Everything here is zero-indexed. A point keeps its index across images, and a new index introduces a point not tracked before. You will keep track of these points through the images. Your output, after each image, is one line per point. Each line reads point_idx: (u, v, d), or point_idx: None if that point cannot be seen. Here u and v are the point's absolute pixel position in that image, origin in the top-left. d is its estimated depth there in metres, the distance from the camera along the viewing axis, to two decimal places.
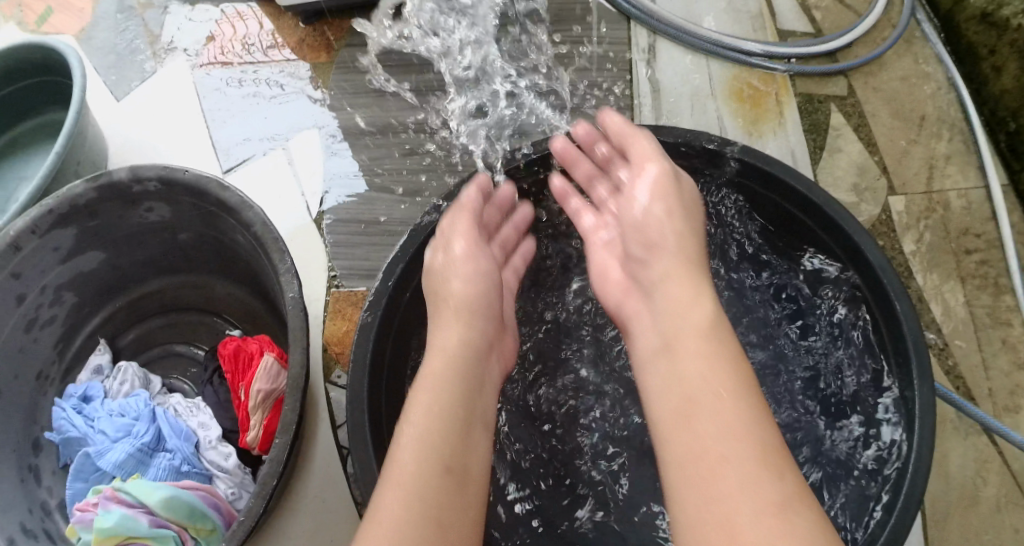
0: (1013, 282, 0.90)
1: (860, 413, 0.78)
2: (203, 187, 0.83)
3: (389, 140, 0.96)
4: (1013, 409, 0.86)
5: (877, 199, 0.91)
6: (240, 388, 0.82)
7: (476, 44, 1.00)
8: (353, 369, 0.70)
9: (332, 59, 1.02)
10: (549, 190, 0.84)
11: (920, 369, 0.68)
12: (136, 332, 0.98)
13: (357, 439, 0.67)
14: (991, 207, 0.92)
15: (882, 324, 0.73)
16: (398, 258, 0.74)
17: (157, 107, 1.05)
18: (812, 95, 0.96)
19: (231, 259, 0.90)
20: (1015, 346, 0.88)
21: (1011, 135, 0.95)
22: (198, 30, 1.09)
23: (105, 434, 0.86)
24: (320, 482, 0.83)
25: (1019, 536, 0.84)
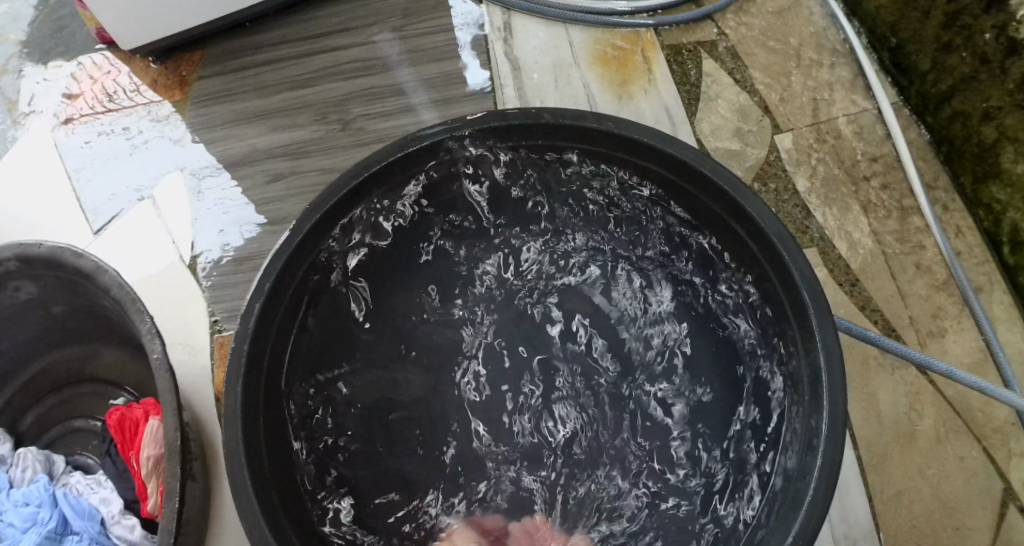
0: (918, 203, 0.86)
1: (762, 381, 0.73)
2: (61, 258, 0.79)
3: (254, 169, 0.92)
4: (937, 334, 0.82)
5: (763, 141, 0.87)
6: (131, 457, 0.79)
7: (331, 54, 0.96)
8: (224, 424, 0.66)
9: (187, 95, 0.98)
10: (407, 190, 0.79)
11: (817, 315, 0.65)
12: (35, 414, 0.94)
13: (239, 493, 0.64)
14: (885, 128, 0.88)
15: (769, 270, 0.70)
16: (253, 296, 0.70)
17: (24, 177, 1.01)
18: (682, 44, 0.91)
19: (109, 322, 0.87)
20: (930, 269, 0.84)
21: (894, 51, 0.91)
22: (56, 88, 1.05)
23: (12, 526, 0.80)
24: (232, 537, 0.80)
25: (963, 465, 0.80)
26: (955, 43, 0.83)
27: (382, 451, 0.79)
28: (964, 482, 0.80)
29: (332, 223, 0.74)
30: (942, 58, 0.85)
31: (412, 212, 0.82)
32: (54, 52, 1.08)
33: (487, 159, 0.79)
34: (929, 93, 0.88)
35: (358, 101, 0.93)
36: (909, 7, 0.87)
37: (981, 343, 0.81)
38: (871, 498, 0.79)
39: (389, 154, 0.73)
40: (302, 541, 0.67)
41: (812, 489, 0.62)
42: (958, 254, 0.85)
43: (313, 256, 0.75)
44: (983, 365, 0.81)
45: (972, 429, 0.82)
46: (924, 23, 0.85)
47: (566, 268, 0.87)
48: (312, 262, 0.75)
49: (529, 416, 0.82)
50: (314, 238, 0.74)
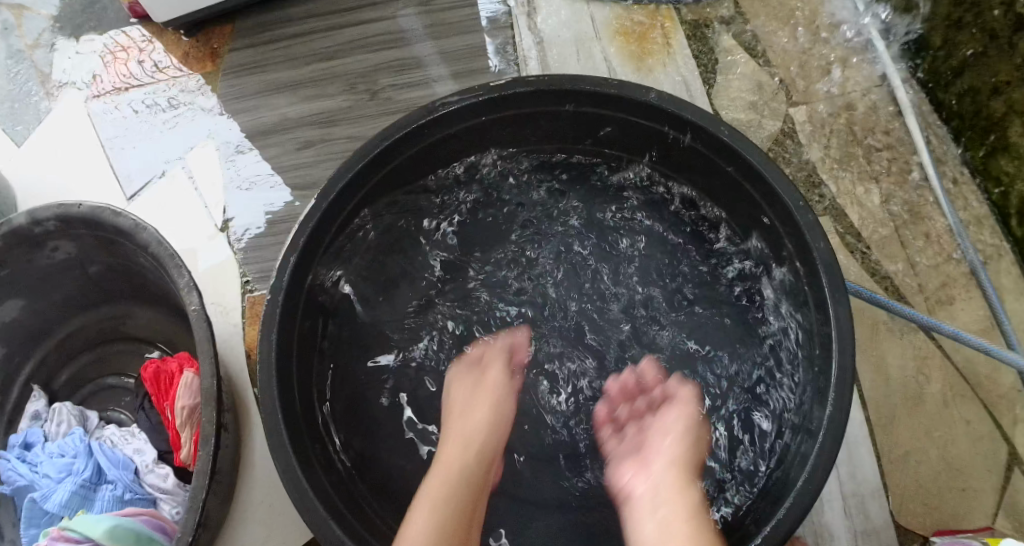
0: (928, 176, 0.88)
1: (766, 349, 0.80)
2: (100, 217, 0.82)
3: (284, 137, 0.96)
4: (945, 302, 0.85)
5: (776, 113, 0.90)
6: (165, 408, 0.81)
7: (358, 28, 0.99)
8: (261, 371, 0.69)
9: (219, 67, 1.02)
10: (432, 154, 0.81)
11: (830, 276, 0.67)
12: (69, 373, 0.97)
13: (273, 437, 0.67)
14: (895, 103, 0.91)
15: (784, 234, 0.73)
16: (288, 251, 0.72)
17: (59, 145, 1.04)
18: (700, 21, 0.94)
19: (143, 282, 0.90)
20: (939, 239, 0.87)
21: (906, 29, 0.94)
22: (89, 62, 1.08)
23: (49, 476, 0.84)
24: (262, 487, 0.83)
25: (969, 428, 0.83)
26: (966, 20, 0.85)
27: (395, 406, 0.81)
28: (970, 445, 0.82)
29: (362, 186, 0.77)
30: (953, 35, 0.88)
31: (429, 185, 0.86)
32: (86, 26, 1.11)
33: (513, 123, 0.81)
34: (940, 70, 0.91)
35: (385, 72, 0.96)
36: None
37: (987, 311, 0.84)
38: (880, 458, 0.81)
39: (419, 119, 0.76)
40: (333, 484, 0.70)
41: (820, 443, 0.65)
42: (966, 225, 0.88)
43: (344, 216, 0.77)
44: (989, 332, 0.84)
45: (979, 394, 0.84)
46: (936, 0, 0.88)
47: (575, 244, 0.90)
48: (343, 222, 0.77)
49: (546, 380, 0.85)
50: (347, 198, 0.76)
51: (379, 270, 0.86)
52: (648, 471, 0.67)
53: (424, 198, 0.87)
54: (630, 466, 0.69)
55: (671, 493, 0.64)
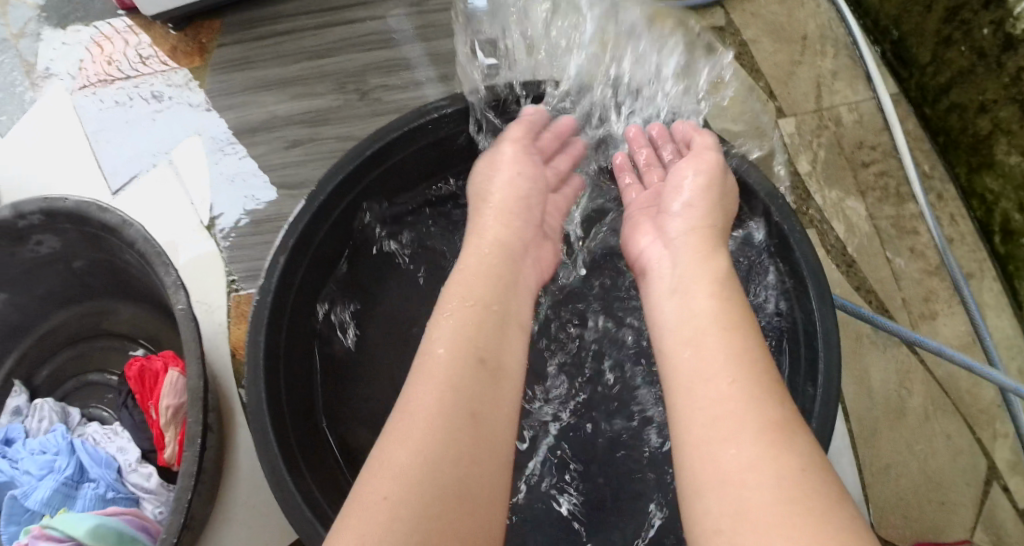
0: (913, 191, 0.89)
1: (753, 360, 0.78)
2: (86, 212, 0.81)
3: (273, 135, 0.95)
4: (927, 317, 0.87)
5: (767, 124, 0.91)
6: (150, 407, 0.81)
7: (347, 27, 0.98)
8: (247, 372, 0.68)
9: (206, 62, 1.00)
10: (425, 160, 0.82)
11: (817, 289, 0.68)
12: (50, 369, 0.96)
13: (261, 440, 0.66)
14: (882, 118, 0.92)
15: (772, 245, 0.73)
16: (278, 251, 0.72)
17: (43, 136, 1.03)
18: (692, 30, 0.94)
19: (128, 279, 0.89)
20: (923, 254, 0.88)
21: (895, 44, 0.95)
22: (74, 53, 1.07)
23: (30, 473, 0.83)
24: (246, 487, 0.83)
25: (950, 443, 0.84)
26: (955, 38, 0.86)
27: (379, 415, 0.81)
28: (950, 460, 0.84)
29: (352, 188, 0.77)
30: (941, 52, 0.89)
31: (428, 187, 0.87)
32: (72, 16, 1.09)
33: (509, 132, 0.83)
34: (927, 86, 0.92)
35: (375, 73, 0.96)
36: (911, 2, 0.90)
37: (969, 327, 0.86)
38: (861, 470, 0.82)
39: (411, 121, 0.76)
40: (321, 489, 0.70)
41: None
42: (949, 241, 0.90)
43: (334, 219, 0.77)
44: (970, 347, 0.85)
45: (959, 409, 0.86)
46: (925, 17, 0.89)
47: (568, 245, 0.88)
48: (332, 225, 0.77)
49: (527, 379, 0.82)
50: (337, 199, 0.76)
51: (369, 266, 0.86)
52: (670, 242, 0.66)
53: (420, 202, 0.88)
54: (647, 229, 0.70)
55: (688, 264, 0.61)
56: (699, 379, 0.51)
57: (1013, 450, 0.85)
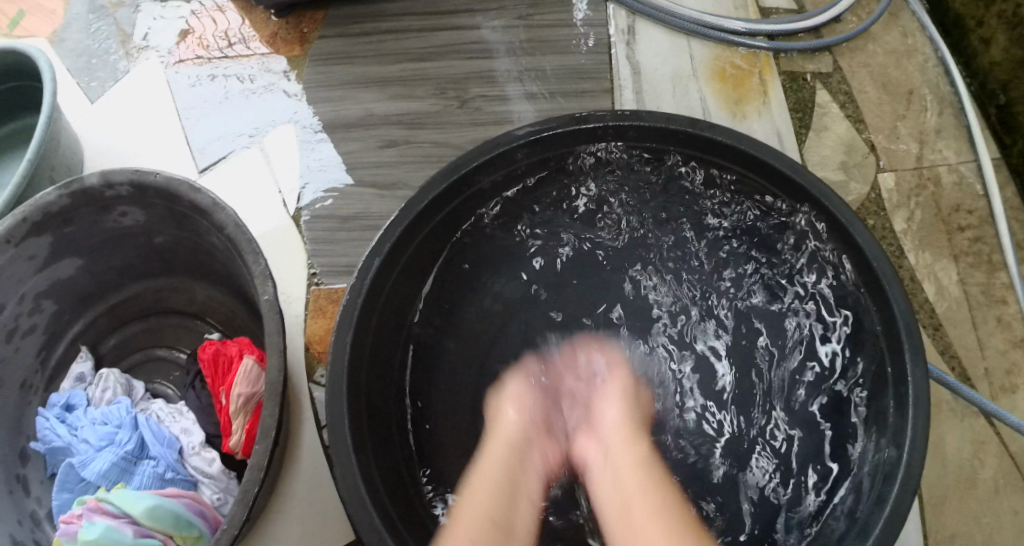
0: (1006, 259, 0.88)
1: (844, 421, 0.73)
2: (178, 190, 0.81)
3: (367, 133, 0.95)
4: (1008, 389, 0.84)
5: (865, 177, 0.90)
6: (220, 393, 0.81)
7: (452, 33, 0.99)
8: (331, 371, 0.68)
9: (306, 52, 1.01)
10: (525, 175, 0.81)
11: (913, 356, 0.66)
12: (118, 338, 0.97)
13: (338, 442, 0.66)
14: (981, 183, 0.91)
15: (870, 303, 0.71)
16: (373, 252, 0.72)
17: (132, 107, 1.03)
18: (798, 74, 0.93)
19: (208, 261, 0.89)
20: (1010, 325, 0.86)
21: (1001, 108, 0.94)
22: (171, 27, 1.07)
23: (89, 443, 0.83)
24: (306, 483, 0.82)
25: (1016, 519, 0.82)
26: None
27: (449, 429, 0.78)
28: (1016, 536, 0.81)
29: (451, 197, 0.76)
30: None
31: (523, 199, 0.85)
32: None
33: (611, 155, 0.81)
34: None
35: (476, 82, 0.95)
36: (1023, 68, 0.90)
37: None
38: (926, 536, 0.81)
39: (514, 139, 0.75)
40: (391, 497, 0.69)
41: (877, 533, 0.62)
42: None
43: (430, 226, 0.77)
44: None
45: None
46: None
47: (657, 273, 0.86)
48: (426, 233, 0.77)
49: None
50: (434, 208, 0.75)
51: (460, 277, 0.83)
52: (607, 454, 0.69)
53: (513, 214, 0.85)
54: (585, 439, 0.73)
55: (613, 455, 0.69)
56: (641, 525, 0.59)
57: None
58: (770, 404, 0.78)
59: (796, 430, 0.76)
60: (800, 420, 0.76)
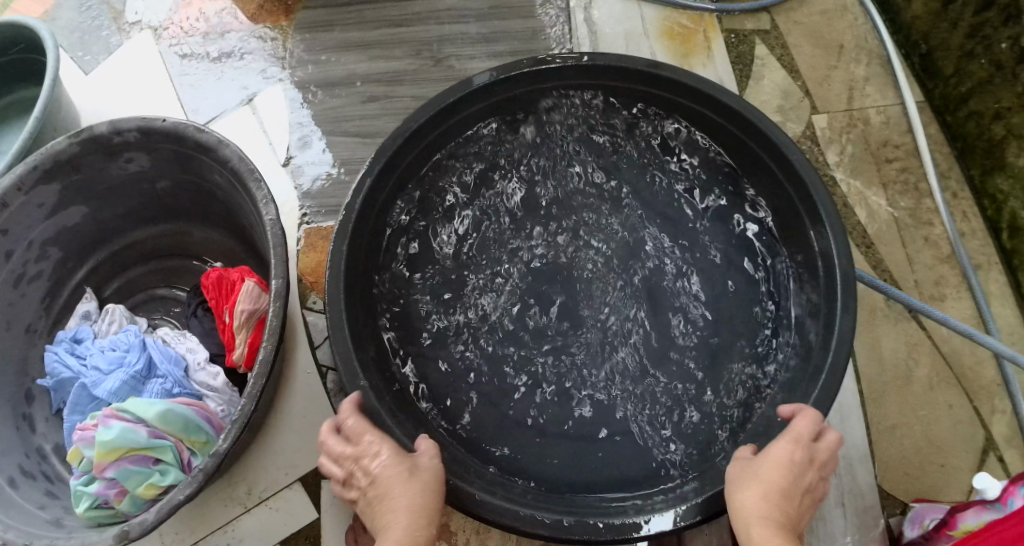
0: (931, 186, 0.98)
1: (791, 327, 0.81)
2: (183, 132, 0.89)
3: (350, 90, 1.03)
4: (937, 298, 0.95)
5: (801, 118, 1.00)
6: (224, 311, 0.87)
7: (424, 1, 1.07)
8: (331, 276, 0.76)
9: (292, 22, 1.09)
10: (497, 110, 0.89)
11: (840, 250, 0.77)
12: (122, 281, 1.04)
13: (337, 338, 0.73)
14: (907, 121, 1.01)
15: (803, 214, 0.81)
16: (364, 175, 0.80)
17: (127, 75, 1.12)
18: (738, 31, 1.04)
19: (208, 204, 0.97)
20: (937, 243, 0.97)
21: (923, 57, 1.05)
22: (161, 4, 1.16)
23: (99, 368, 0.90)
24: (301, 399, 0.89)
25: (951, 411, 0.92)
26: (977, 52, 0.97)
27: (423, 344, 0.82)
28: (949, 425, 0.91)
29: (432, 129, 0.85)
30: (964, 64, 0.99)
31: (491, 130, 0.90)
32: None
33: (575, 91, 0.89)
34: (950, 95, 1.02)
35: (448, 44, 1.04)
36: (940, 19, 1.01)
37: (974, 311, 0.95)
38: (868, 427, 0.90)
39: (490, 75, 0.84)
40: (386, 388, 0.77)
41: (816, 395, 0.73)
42: (961, 234, 0.99)
43: (411, 155, 0.84)
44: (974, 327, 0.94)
45: (962, 384, 0.93)
46: (952, 33, 1.00)
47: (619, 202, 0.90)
48: (409, 160, 0.85)
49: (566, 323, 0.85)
50: (415, 140, 0.84)
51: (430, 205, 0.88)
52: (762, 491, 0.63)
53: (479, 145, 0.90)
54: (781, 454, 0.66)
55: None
56: None
57: (1009, 426, 0.92)
58: (724, 315, 0.84)
59: (749, 334, 0.83)
60: (754, 326, 0.83)
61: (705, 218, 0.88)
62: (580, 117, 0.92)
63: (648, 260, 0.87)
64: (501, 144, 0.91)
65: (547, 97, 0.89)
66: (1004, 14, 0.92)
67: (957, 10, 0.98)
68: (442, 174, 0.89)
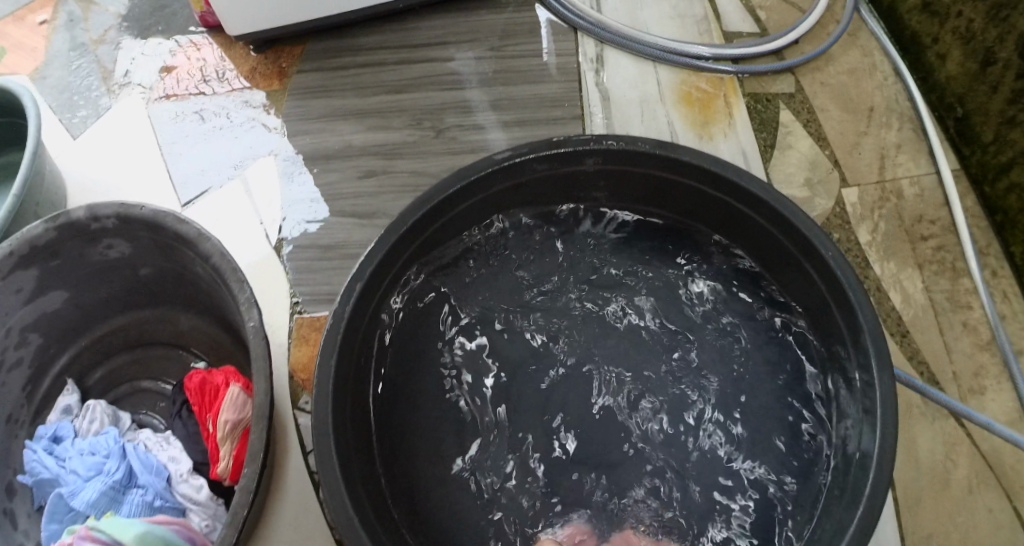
0: (969, 266, 0.91)
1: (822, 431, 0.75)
2: (163, 221, 0.83)
3: (346, 164, 0.95)
4: (977, 391, 0.87)
5: (830, 192, 0.92)
6: (208, 420, 0.82)
7: (427, 65, 1.00)
8: (316, 393, 0.69)
9: (286, 86, 1.02)
10: (496, 200, 0.83)
11: (878, 358, 0.69)
12: (106, 370, 0.97)
13: (323, 463, 0.66)
14: (942, 193, 0.94)
15: (839, 316, 0.74)
16: (354, 279, 0.74)
17: (116, 143, 1.01)
18: (761, 94, 0.96)
19: (196, 291, 0.90)
20: (976, 328, 0.89)
21: (959, 121, 0.98)
22: (153, 62, 1.06)
23: (77, 473, 0.84)
24: (292, 507, 0.81)
25: (991, 516, 0.85)
26: (1020, 119, 0.89)
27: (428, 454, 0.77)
28: (990, 533, 0.84)
29: (430, 222, 0.78)
30: (1005, 132, 0.91)
31: (494, 225, 0.86)
32: (154, 29, 1.09)
33: (579, 178, 0.84)
34: (988, 164, 0.95)
35: (452, 112, 0.97)
36: (977, 81, 0.94)
37: (1018, 403, 0.86)
38: (903, 537, 0.83)
39: (491, 165, 0.78)
40: (373, 509, 0.70)
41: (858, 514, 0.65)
42: (1001, 316, 0.91)
43: (407, 252, 0.78)
44: (1017, 423, 0.86)
45: (1003, 484, 0.87)
46: (991, 97, 0.92)
47: (630, 295, 0.86)
48: (407, 255, 0.78)
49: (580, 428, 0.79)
50: (410, 236, 0.77)
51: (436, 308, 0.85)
52: None
53: (481, 241, 0.87)
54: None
55: None
56: None
57: None
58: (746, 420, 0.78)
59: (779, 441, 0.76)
60: (782, 430, 0.77)
61: (722, 310, 0.84)
62: (586, 204, 0.88)
63: (663, 350, 0.83)
64: (502, 239, 0.88)
65: (552, 188, 0.85)
66: None
67: (998, 74, 0.90)
68: (442, 274, 0.85)
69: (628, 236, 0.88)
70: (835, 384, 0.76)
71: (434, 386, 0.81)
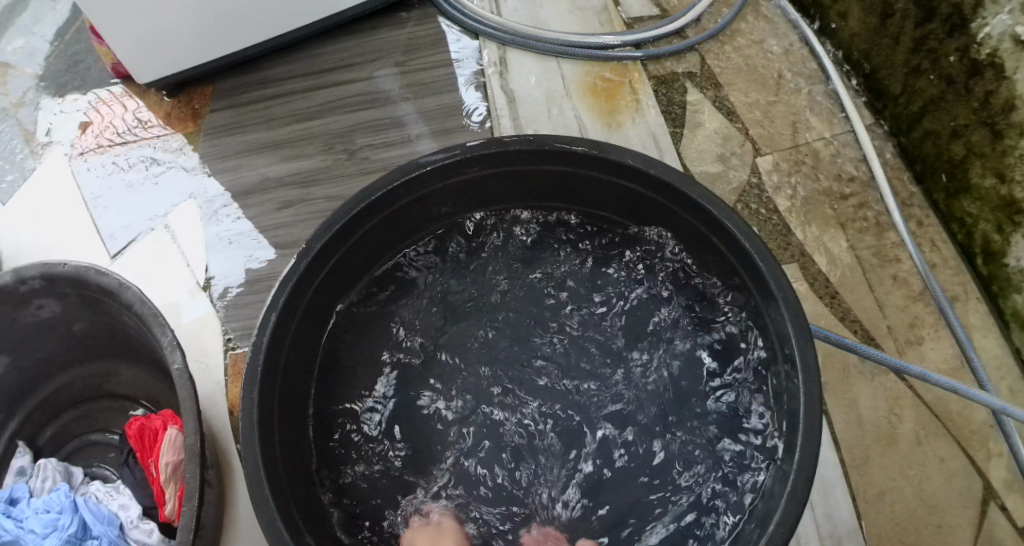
0: (893, 219, 0.91)
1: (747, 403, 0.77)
2: (85, 276, 0.83)
3: (263, 197, 0.96)
4: (914, 342, 0.86)
5: (743, 164, 0.93)
6: (151, 464, 0.83)
7: (335, 89, 1.02)
8: (243, 428, 0.68)
9: (200, 127, 1.03)
10: (408, 215, 0.83)
11: (796, 322, 0.68)
12: (55, 428, 0.98)
13: (255, 493, 0.65)
14: (858, 150, 0.94)
15: (754, 288, 0.73)
16: (269, 310, 0.73)
17: (42, 205, 1.01)
18: (667, 76, 0.98)
19: (127, 340, 0.91)
20: (907, 281, 0.88)
21: (868, 77, 0.99)
22: (72, 119, 1.07)
23: (35, 532, 0.84)
24: (246, 540, 0.81)
25: (944, 465, 0.85)
26: (923, 67, 0.90)
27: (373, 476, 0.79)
28: (944, 482, 0.84)
29: (340, 245, 0.78)
30: (912, 81, 0.92)
31: (410, 238, 0.86)
32: (70, 85, 1.10)
33: (486, 183, 0.83)
34: (901, 115, 0.95)
35: (362, 132, 0.97)
36: (880, 35, 0.94)
37: (956, 350, 0.85)
38: (855, 498, 0.83)
39: (394, 180, 0.77)
40: (312, 535, 0.69)
41: (792, 481, 0.64)
42: (932, 265, 0.91)
43: (321, 277, 0.77)
44: (959, 371, 0.84)
45: (951, 432, 0.87)
46: (894, 50, 0.93)
47: (555, 294, 0.88)
48: (324, 277, 0.78)
49: (516, 434, 0.81)
50: (323, 258, 0.77)
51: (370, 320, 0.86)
52: None
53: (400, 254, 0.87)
54: None
55: None
56: None
57: (1009, 469, 0.85)
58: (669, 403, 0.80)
59: (709, 419, 0.78)
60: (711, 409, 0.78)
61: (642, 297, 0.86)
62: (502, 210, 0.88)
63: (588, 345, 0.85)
64: (422, 254, 0.88)
65: (460, 196, 0.84)
66: (948, 25, 0.84)
67: (898, 25, 0.91)
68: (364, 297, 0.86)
69: (548, 237, 0.90)
70: (760, 351, 0.75)
71: (368, 405, 0.82)
